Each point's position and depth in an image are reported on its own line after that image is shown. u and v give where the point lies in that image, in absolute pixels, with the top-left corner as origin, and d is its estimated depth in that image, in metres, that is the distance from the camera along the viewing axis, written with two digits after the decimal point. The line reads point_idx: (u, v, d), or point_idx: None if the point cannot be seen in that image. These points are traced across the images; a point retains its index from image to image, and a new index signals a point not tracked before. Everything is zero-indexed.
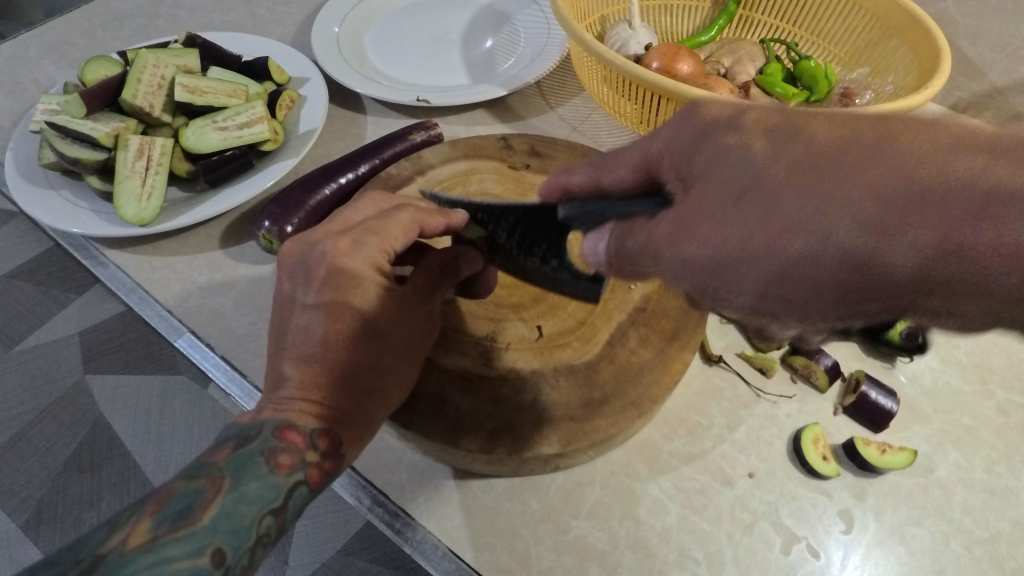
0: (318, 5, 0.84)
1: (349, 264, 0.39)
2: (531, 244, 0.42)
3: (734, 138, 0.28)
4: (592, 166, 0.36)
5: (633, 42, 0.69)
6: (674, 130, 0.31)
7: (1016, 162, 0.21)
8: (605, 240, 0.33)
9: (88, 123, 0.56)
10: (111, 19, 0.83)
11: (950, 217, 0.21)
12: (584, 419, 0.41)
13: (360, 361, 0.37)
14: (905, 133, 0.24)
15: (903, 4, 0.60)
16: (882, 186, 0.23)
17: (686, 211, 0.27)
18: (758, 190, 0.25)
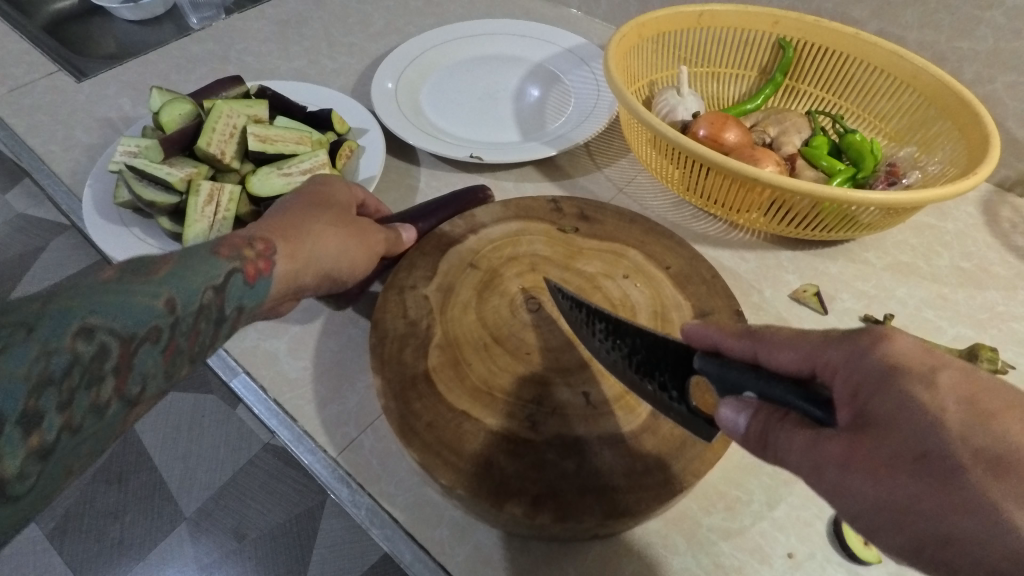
0: (376, 57, 0.89)
1: (341, 188, 0.52)
2: (654, 368, 0.42)
3: (924, 389, 0.28)
4: (751, 333, 0.37)
5: (681, 108, 0.71)
6: (853, 343, 0.32)
7: (917, 430, 0.27)
8: (746, 416, 0.34)
9: (165, 167, 0.60)
10: (185, 61, 0.88)
11: (906, 445, 0.27)
12: (627, 489, 0.42)
13: (319, 228, 0.46)
14: (887, 384, 0.29)
15: (951, 85, 0.61)
16: (899, 427, 0.28)
17: (862, 443, 0.28)
18: (943, 461, 0.26)
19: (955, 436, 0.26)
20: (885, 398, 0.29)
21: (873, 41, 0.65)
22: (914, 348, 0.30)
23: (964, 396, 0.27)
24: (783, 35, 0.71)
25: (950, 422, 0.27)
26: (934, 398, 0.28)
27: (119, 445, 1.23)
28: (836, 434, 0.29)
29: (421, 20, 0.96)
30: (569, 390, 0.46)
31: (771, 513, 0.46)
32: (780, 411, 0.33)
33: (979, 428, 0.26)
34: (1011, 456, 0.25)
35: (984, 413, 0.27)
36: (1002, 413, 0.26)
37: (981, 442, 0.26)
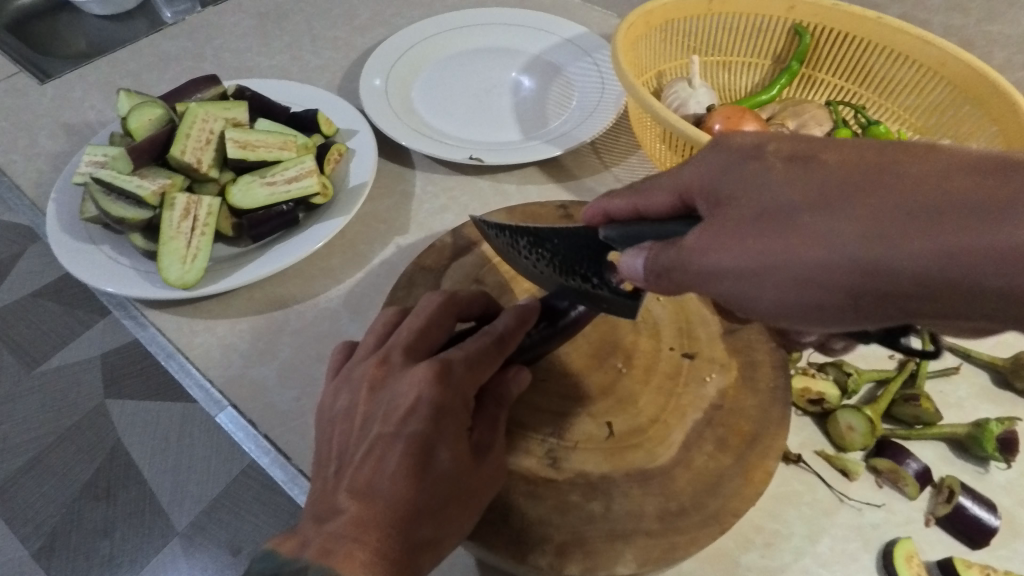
0: (363, 51, 0.84)
1: (441, 399, 0.37)
2: (574, 264, 0.41)
3: (759, 161, 0.32)
4: (632, 189, 0.37)
5: (693, 101, 0.66)
6: (705, 156, 0.34)
7: (773, 195, 0.30)
8: (643, 257, 0.34)
9: (135, 179, 0.54)
10: (157, 60, 0.83)
11: (772, 212, 0.30)
12: (661, 535, 0.37)
13: (417, 498, 0.35)
14: (741, 168, 0.32)
15: (984, 73, 0.57)
16: (765, 203, 0.30)
17: (722, 221, 0.31)
18: (783, 210, 0.29)
19: (790, 185, 0.30)
20: (737, 181, 0.32)
21: (897, 26, 0.61)
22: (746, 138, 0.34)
23: (787, 158, 0.31)
24: (800, 21, 0.67)
25: (785, 181, 0.30)
26: (766, 165, 0.31)
27: (105, 459, 1.18)
28: (697, 228, 0.32)
29: (409, 10, 0.90)
30: (591, 420, 0.42)
31: (814, 548, 0.42)
32: (670, 235, 0.33)
33: (802, 175, 0.30)
34: (827, 189, 0.29)
35: (805, 164, 0.30)
36: (819, 157, 0.30)
37: (805, 184, 0.29)
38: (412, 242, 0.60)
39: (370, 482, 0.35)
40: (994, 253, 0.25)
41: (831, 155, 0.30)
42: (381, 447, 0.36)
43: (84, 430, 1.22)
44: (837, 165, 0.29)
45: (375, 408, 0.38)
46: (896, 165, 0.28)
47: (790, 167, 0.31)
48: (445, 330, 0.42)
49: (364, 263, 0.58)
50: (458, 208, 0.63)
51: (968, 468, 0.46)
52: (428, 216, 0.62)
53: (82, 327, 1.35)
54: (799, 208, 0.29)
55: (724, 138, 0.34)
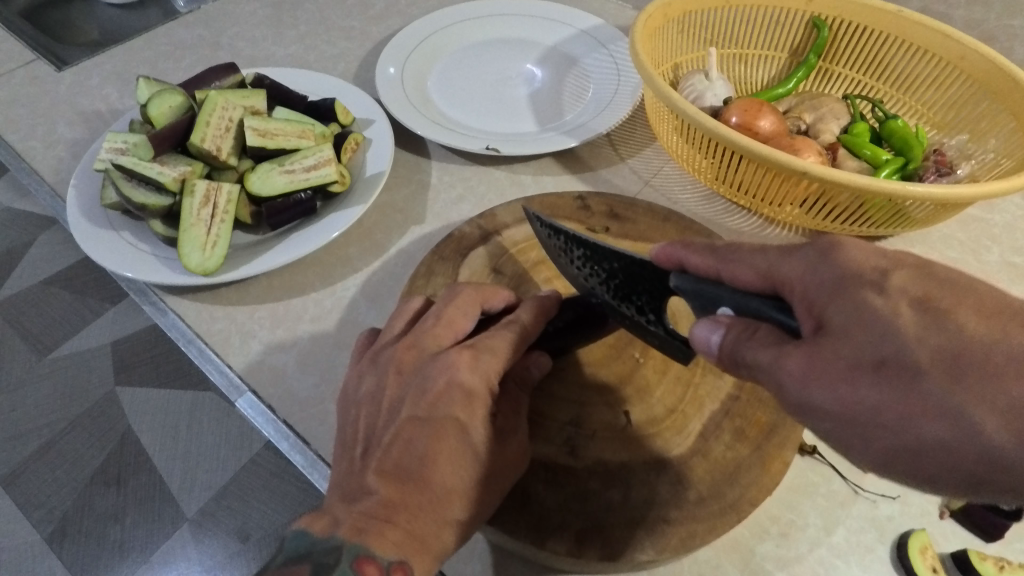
0: (378, 41, 0.84)
1: (468, 383, 0.37)
2: (632, 292, 0.41)
3: (881, 297, 0.30)
4: (714, 250, 0.37)
5: (710, 94, 0.66)
6: (809, 258, 0.33)
7: (885, 335, 0.28)
8: (720, 333, 0.34)
9: (156, 166, 0.55)
10: (173, 48, 0.83)
11: (877, 354, 0.28)
12: (680, 523, 0.38)
13: (444, 477, 0.35)
14: (855, 291, 0.30)
15: (1005, 67, 0.56)
16: (872, 345, 0.29)
17: (823, 351, 0.29)
18: (902, 366, 0.28)
19: (916, 340, 0.28)
20: (842, 309, 0.30)
21: (917, 20, 0.61)
22: (865, 257, 0.32)
23: (914, 304, 0.29)
24: (819, 14, 0.66)
25: (913, 331, 0.28)
26: (889, 305, 0.29)
27: (115, 445, 1.19)
28: (796, 349, 0.30)
29: (423, 0, 0.90)
30: (610, 409, 0.42)
31: (828, 539, 0.43)
32: (756, 322, 0.33)
33: (930, 330, 0.28)
34: (959, 357, 0.27)
35: (933, 316, 0.29)
36: (947, 312, 0.29)
37: (936, 345, 0.28)
38: (429, 232, 0.60)
39: (401, 463, 0.35)
40: None
41: (963, 313, 0.29)
42: (410, 432, 0.36)
43: (96, 416, 1.23)
44: (974, 329, 0.28)
45: (402, 392, 0.39)
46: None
47: (918, 314, 0.29)
48: (472, 318, 0.42)
49: (381, 252, 0.59)
50: (474, 199, 0.64)
51: None
52: (445, 207, 0.63)
53: (94, 314, 1.36)
54: (922, 368, 0.27)
55: (836, 245, 0.32)
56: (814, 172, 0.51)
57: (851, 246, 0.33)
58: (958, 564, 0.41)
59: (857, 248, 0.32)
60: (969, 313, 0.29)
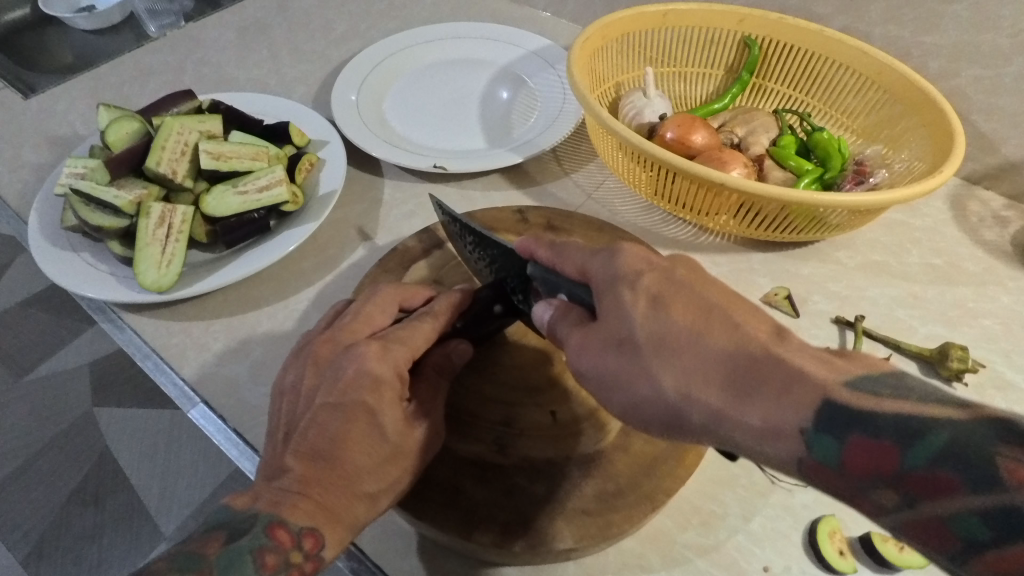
0: (339, 64, 0.87)
1: (376, 371, 0.40)
2: (506, 275, 0.48)
3: (629, 294, 0.37)
4: (553, 245, 0.43)
5: (648, 110, 0.70)
6: (604, 259, 0.40)
7: (624, 320, 0.36)
8: (549, 312, 0.41)
9: (113, 190, 0.57)
10: (139, 74, 0.86)
11: (618, 334, 0.36)
12: (598, 513, 0.41)
13: (356, 458, 0.38)
14: (619, 287, 0.38)
15: (917, 81, 0.60)
16: (619, 329, 0.36)
17: (591, 333, 0.38)
18: (630, 342, 0.35)
19: (640, 323, 0.35)
20: (608, 302, 0.38)
21: (840, 38, 0.65)
22: (637, 258, 0.38)
23: (649, 298, 0.36)
24: (749, 33, 0.70)
25: (638, 319, 0.35)
26: (631, 300, 0.36)
27: (93, 465, 1.21)
28: (579, 329, 0.39)
29: (384, 23, 0.94)
30: (538, 410, 0.45)
31: (746, 527, 0.45)
32: (570, 304, 0.41)
33: (653, 319, 0.35)
34: (661, 339, 0.34)
35: (659, 309, 0.35)
36: (671, 305, 0.35)
37: (653, 328, 0.35)
38: (379, 246, 0.63)
39: (314, 443, 0.38)
40: (751, 431, 0.30)
41: (684, 308, 0.35)
42: (324, 416, 0.39)
43: (72, 437, 1.24)
44: (681, 320, 0.34)
45: (320, 381, 0.41)
46: (721, 340, 0.32)
47: (649, 307, 0.36)
48: (389, 314, 0.46)
49: (334, 267, 0.61)
50: (425, 214, 0.67)
51: None
52: (396, 222, 0.66)
53: (70, 334, 1.37)
54: (641, 348, 0.35)
55: (618, 250, 0.39)
56: (736, 184, 0.54)
57: (632, 249, 0.39)
58: (865, 546, 0.44)
59: (633, 253, 0.39)
60: (686, 308, 0.35)
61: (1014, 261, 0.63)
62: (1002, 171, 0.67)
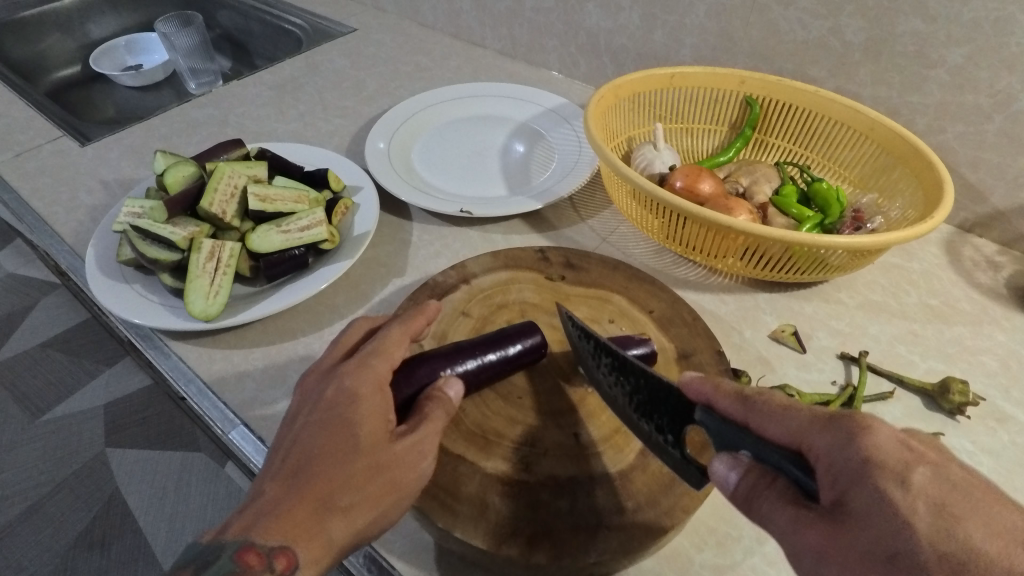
0: (369, 119, 0.94)
1: (352, 388, 0.43)
2: (653, 410, 0.43)
3: (900, 492, 0.30)
4: (745, 399, 0.38)
5: (658, 161, 0.75)
6: (840, 433, 0.33)
7: (888, 529, 0.29)
8: (738, 474, 0.35)
9: (169, 227, 0.62)
10: (186, 126, 0.93)
11: (879, 542, 0.29)
12: (620, 528, 0.43)
13: (330, 470, 0.39)
14: (873, 477, 0.31)
15: (905, 136, 0.66)
16: (884, 538, 0.29)
17: (840, 544, 0.30)
18: (914, 568, 0.28)
19: (924, 542, 0.29)
20: (862, 496, 0.31)
21: (832, 98, 0.71)
22: (893, 438, 0.32)
23: (931, 504, 0.29)
24: (750, 93, 0.77)
25: (925, 539, 0.29)
26: (909, 506, 0.30)
27: (102, 507, 1.19)
28: (814, 523, 0.31)
29: (410, 83, 1.02)
30: (561, 431, 0.48)
31: (761, 548, 0.47)
32: (766, 470, 0.35)
33: (950, 538, 0.28)
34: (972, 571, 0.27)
35: (952, 524, 0.29)
36: (966, 521, 0.29)
37: (944, 550, 0.28)
38: (407, 283, 0.67)
39: (297, 461, 0.40)
40: None
41: (987, 529, 0.29)
42: (305, 435, 0.41)
43: (83, 478, 1.22)
44: (991, 549, 0.28)
45: (304, 403, 0.44)
46: None
47: (937, 520, 0.29)
48: (362, 335, 0.50)
49: (365, 301, 0.65)
50: (450, 254, 0.71)
51: None
52: (423, 261, 0.70)
53: (89, 376, 1.33)
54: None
55: (864, 427, 0.32)
56: (740, 225, 0.58)
57: (885, 428, 0.33)
58: None
59: (886, 434, 0.32)
60: (987, 529, 0.29)
61: (1007, 302, 0.67)
62: (991, 219, 0.72)
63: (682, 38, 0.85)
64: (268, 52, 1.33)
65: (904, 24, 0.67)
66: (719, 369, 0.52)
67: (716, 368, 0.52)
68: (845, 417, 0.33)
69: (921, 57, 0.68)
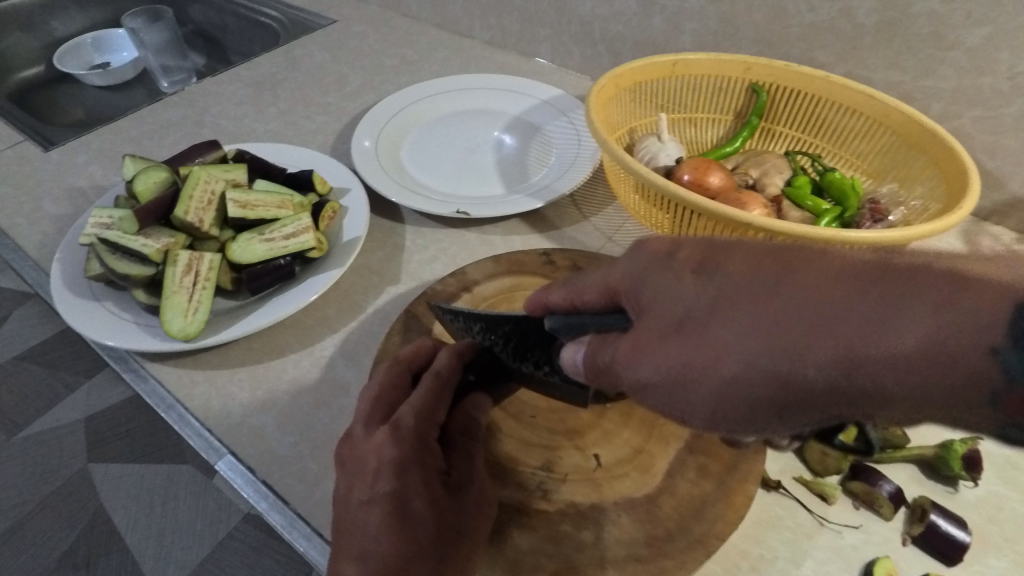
0: (354, 115, 0.89)
1: (400, 454, 0.38)
2: (530, 351, 0.43)
3: (677, 270, 0.33)
4: (568, 286, 0.40)
5: (663, 154, 0.72)
6: (631, 260, 0.36)
7: (673, 306, 0.32)
8: (582, 351, 0.37)
9: (141, 239, 0.57)
10: (158, 127, 0.87)
11: (668, 320, 0.31)
12: (649, 559, 0.39)
13: (408, 552, 0.36)
14: (660, 275, 0.33)
15: (924, 123, 0.62)
16: (669, 312, 0.32)
17: (641, 336, 0.32)
18: (695, 319, 0.30)
19: (700, 295, 0.31)
20: (653, 290, 0.33)
21: (844, 84, 0.67)
22: (663, 243, 0.36)
23: (703, 263, 0.32)
24: (756, 80, 0.73)
25: (694, 293, 0.31)
26: (679, 279, 0.32)
27: (87, 524, 1.12)
28: (626, 338, 0.33)
29: (396, 78, 0.97)
30: (579, 452, 0.44)
31: (797, 571, 0.44)
32: (601, 333, 0.36)
33: (715, 281, 0.30)
34: (733, 293, 0.29)
35: (721, 269, 0.31)
36: (734, 261, 0.31)
37: (715, 292, 0.30)
38: (403, 292, 0.63)
39: (363, 548, 0.36)
40: (885, 356, 0.24)
41: (741, 258, 0.31)
42: (361, 517, 0.37)
43: (67, 496, 1.13)
44: (743, 267, 0.30)
45: (346, 476, 0.39)
46: (818, 263, 0.28)
47: (700, 276, 0.31)
48: (397, 384, 0.44)
49: (358, 313, 0.61)
50: (447, 258, 0.67)
51: (938, 488, 0.48)
52: (418, 267, 0.66)
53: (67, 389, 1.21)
54: (711, 316, 0.30)
55: (646, 244, 0.36)
56: (757, 220, 0.54)
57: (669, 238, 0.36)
58: None
59: (667, 239, 0.36)
60: (752, 256, 0.31)
61: None
62: (1009, 207, 0.69)
63: (683, 24, 0.81)
64: (245, 48, 1.27)
65: (920, 4, 0.64)
66: None
67: None
68: (634, 248, 0.37)
69: (937, 38, 0.64)
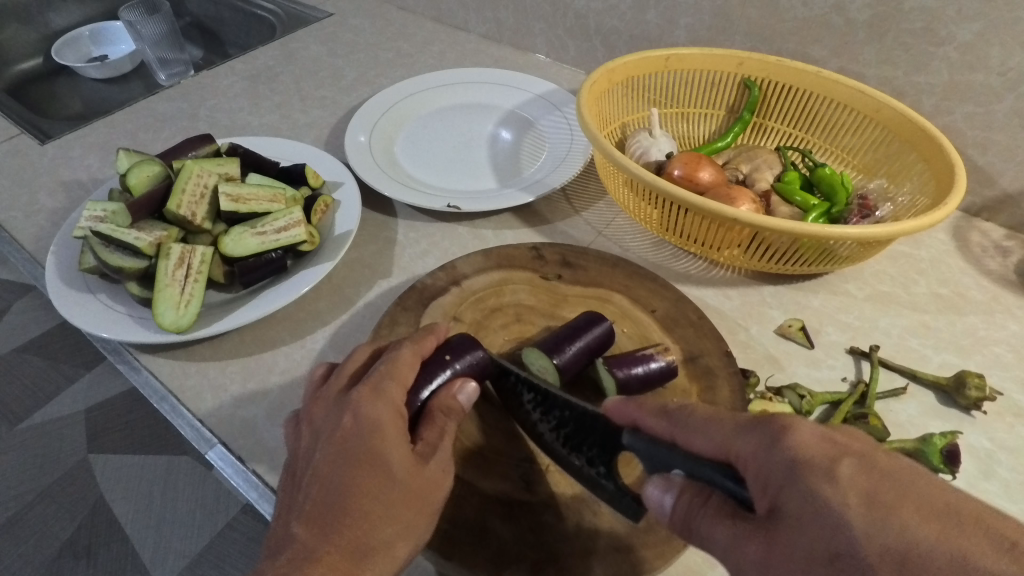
0: (349, 109, 0.89)
1: (370, 413, 0.40)
2: (583, 442, 0.41)
3: (830, 488, 0.29)
4: (667, 414, 0.37)
5: (655, 149, 0.72)
6: (759, 437, 0.32)
7: (820, 529, 0.29)
8: (673, 497, 0.34)
9: (133, 232, 0.58)
10: (154, 120, 0.87)
11: (811, 540, 0.29)
12: (630, 549, 0.40)
13: (366, 508, 0.37)
14: (804, 477, 0.30)
15: (914, 119, 0.63)
16: (815, 538, 0.29)
17: (777, 545, 0.29)
18: (854, 565, 0.27)
19: (862, 538, 0.28)
20: (791, 496, 0.30)
21: (836, 79, 0.67)
22: (805, 440, 0.32)
23: (862, 497, 0.29)
24: (748, 75, 0.73)
25: (859, 526, 0.28)
26: (839, 496, 0.29)
27: (86, 515, 1.13)
28: (751, 533, 0.31)
29: (391, 71, 0.97)
30: None
31: None
32: (696, 485, 0.34)
33: (880, 532, 0.27)
34: (910, 562, 0.27)
35: (884, 516, 0.28)
36: (901, 512, 0.28)
37: (884, 545, 0.27)
38: (395, 285, 0.64)
39: (324, 504, 0.37)
40: None
41: (909, 512, 0.28)
42: (326, 472, 0.38)
43: (67, 486, 1.16)
44: (917, 531, 0.27)
45: (316, 433, 0.41)
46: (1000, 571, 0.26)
47: (870, 511, 0.28)
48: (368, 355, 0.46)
49: (349, 306, 0.62)
50: (439, 252, 0.67)
51: None
52: (410, 261, 0.66)
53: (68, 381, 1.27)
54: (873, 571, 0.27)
55: (783, 427, 0.32)
56: (745, 216, 0.55)
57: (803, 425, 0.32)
58: None
59: (807, 431, 0.32)
60: (921, 511, 0.28)
61: (1019, 289, 0.64)
62: (999, 203, 0.69)
63: (677, 18, 0.81)
64: (242, 41, 1.27)
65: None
66: (729, 372, 0.49)
67: (726, 371, 0.49)
68: (762, 421, 0.33)
69: (929, 33, 0.64)
